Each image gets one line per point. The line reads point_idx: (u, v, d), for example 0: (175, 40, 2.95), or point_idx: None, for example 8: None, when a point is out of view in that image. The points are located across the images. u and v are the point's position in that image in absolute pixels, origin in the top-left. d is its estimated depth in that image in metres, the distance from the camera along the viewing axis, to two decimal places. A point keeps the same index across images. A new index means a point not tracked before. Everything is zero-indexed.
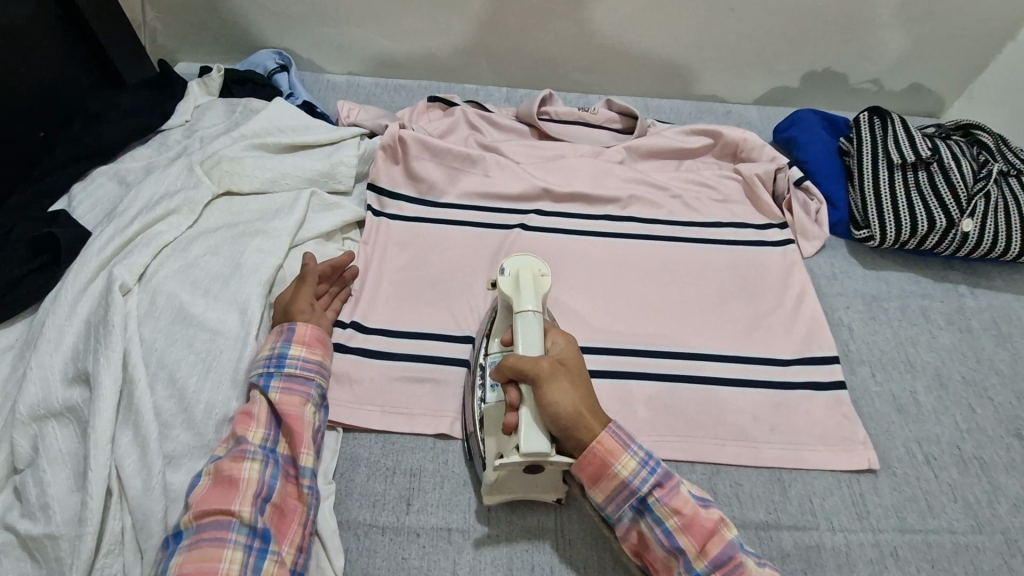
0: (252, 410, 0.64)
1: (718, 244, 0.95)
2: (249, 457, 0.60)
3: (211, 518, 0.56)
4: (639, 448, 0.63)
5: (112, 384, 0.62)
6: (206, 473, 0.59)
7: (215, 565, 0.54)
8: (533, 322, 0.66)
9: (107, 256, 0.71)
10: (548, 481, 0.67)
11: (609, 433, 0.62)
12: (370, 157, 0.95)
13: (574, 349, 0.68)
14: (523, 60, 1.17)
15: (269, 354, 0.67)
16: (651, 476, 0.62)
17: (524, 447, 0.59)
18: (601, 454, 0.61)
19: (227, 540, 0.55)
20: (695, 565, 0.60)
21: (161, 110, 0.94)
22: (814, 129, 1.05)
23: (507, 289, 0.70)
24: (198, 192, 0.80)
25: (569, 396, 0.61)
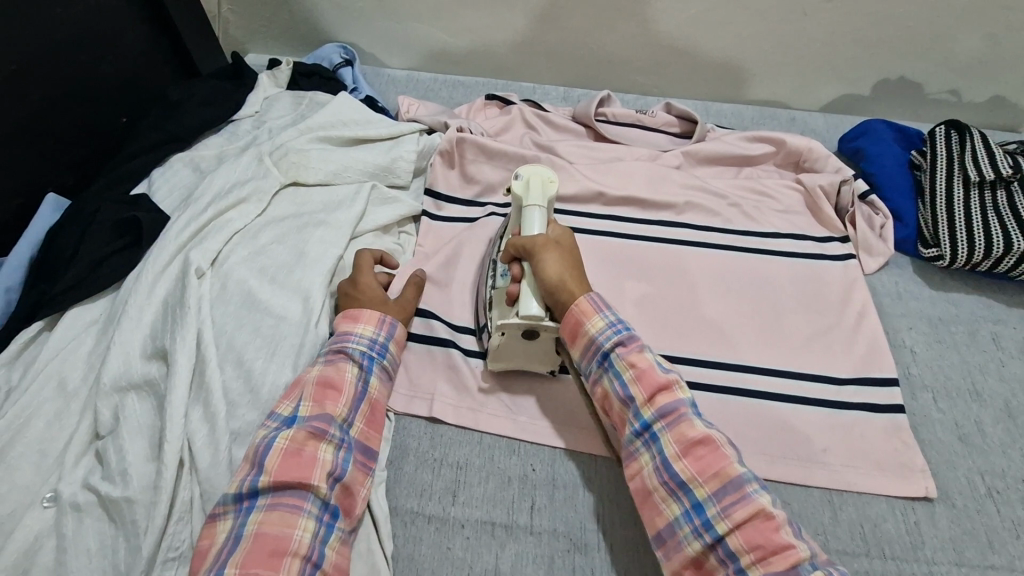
0: (342, 385, 0.66)
1: (776, 255, 0.93)
2: (327, 439, 0.62)
3: (288, 485, 0.59)
4: (616, 320, 0.68)
5: (186, 362, 0.65)
6: (285, 438, 0.61)
7: (290, 531, 0.57)
8: (536, 216, 0.75)
9: (184, 240, 0.75)
10: (542, 354, 0.74)
11: (589, 296, 0.69)
12: (428, 154, 0.97)
13: (597, 313, 0.68)
14: (583, 61, 1.16)
15: (371, 340, 0.71)
16: (618, 336, 0.67)
17: (523, 309, 0.69)
18: (579, 315, 0.69)
19: (303, 510, 0.58)
20: (696, 495, 0.59)
21: (233, 101, 0.99)
22: (884, 141, 1.01)
23: (518, 190, 0.77)
24: (267, 181, 0.84)
25: (562, 261, 0.71)
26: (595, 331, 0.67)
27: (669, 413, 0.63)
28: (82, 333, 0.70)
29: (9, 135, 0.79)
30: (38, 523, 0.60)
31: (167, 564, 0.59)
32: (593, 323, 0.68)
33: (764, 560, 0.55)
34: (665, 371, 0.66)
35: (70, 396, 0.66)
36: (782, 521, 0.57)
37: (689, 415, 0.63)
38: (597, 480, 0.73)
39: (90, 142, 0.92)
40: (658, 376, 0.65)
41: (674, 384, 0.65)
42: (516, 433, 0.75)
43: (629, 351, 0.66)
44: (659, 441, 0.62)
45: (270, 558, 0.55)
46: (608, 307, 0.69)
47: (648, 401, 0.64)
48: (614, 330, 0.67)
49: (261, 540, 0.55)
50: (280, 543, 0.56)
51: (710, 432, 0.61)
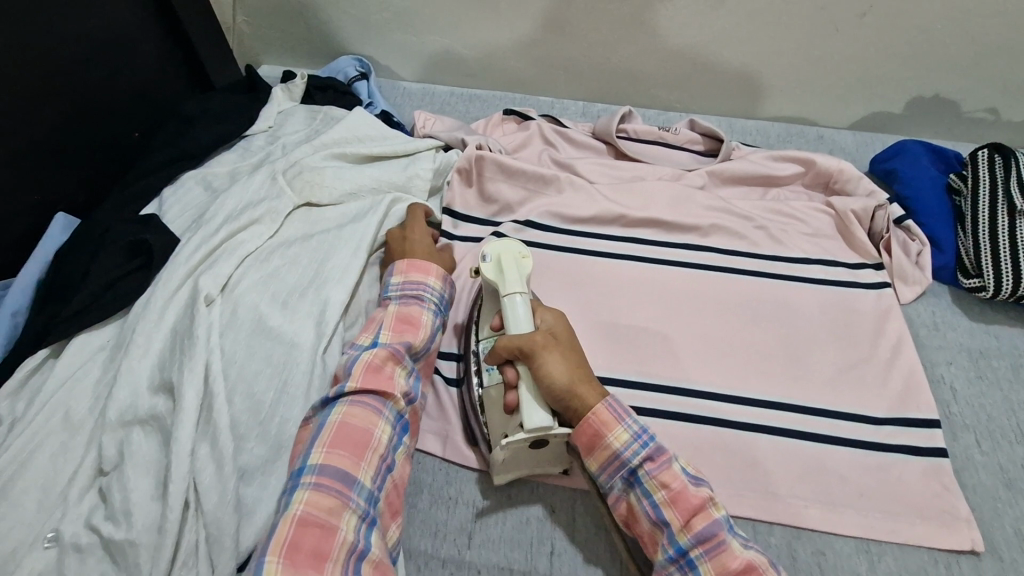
0: (418, 322, 0.69)
1: (806, 282, 0.89)
2: (403, 364, 0.65)
3: (371, 392, 0.61)
4: (641, 429, 0.62)
5: (194, 396, 0.63)
6: (338, 411, 0.59)
7: (372, 429, 0.59)
8: (520, 305, 0.69)
9: (194, 266, 0.72)
10: (553, 455, 0.67)
11: (603, 403, 0.62)
12: (444, 171, 0.94)
13: (619, 422, 0.62)
14: (603, 76, 1.13)
15: (439, 293, 0.74)
16: (644, 449, 0.61)
17: (528, 420, 0.62)
18: (598, 425, 0.62)
19: (384, 412, 0.61)
20: None
21: (247, 116, 0.96)
22: (919, 163, 0.97)
23: (491, 274, 0.71)
24: (281, 202, 0.81)
25: (562, 357, 0.65)
26: (619, 445, 0.61)
27: (709, 539, 0.56)
28: (88, 362, 0.68)
29: (18, 152, 0.77)
30: (39, 564, 0.57)
31: None
32: (616, 436, 0.61)
33: None
34: (697, 485, 0.59)
35: (74, 428, 0.64)
36: None
37: (729, 540, 0.56)
38: None
39: (101, 158, 0.90)
40: (692, 497, 0.58)
41: (709, 503, 0.58)
42: (534, 470, 0.72)
43: (659, 469, 0.60)
44: (698, 573, 0.56)
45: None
46: (630, 415, 0.62)
47: (685, 527, 0.57)
48: (640, 443, 0.61)
49: (348, 429, 0.58)
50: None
51: (753, 558, 0.55)
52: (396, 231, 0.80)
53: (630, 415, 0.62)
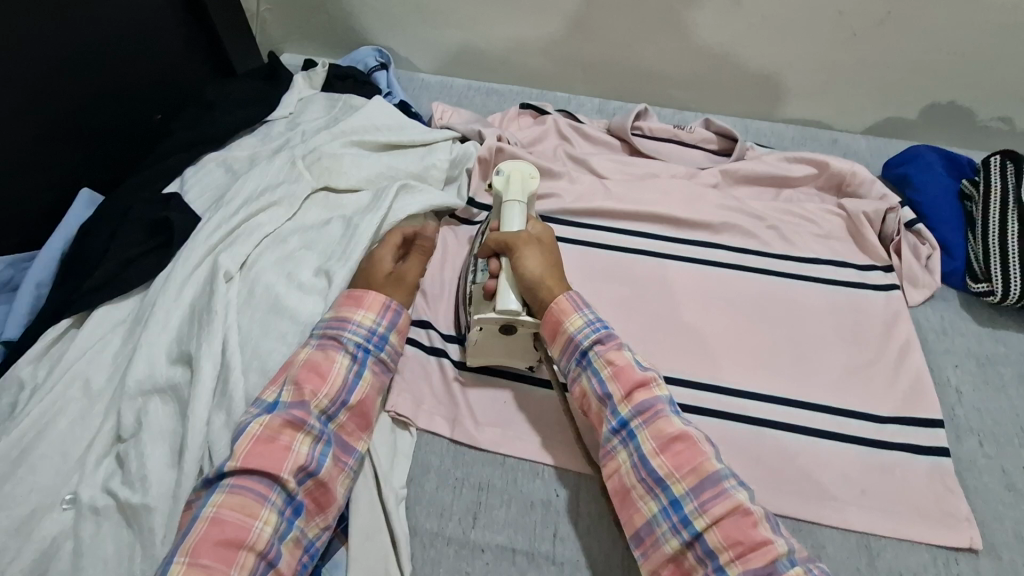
0: (328, 375, 0.64)
1: (815, 283, 0.89)
2: (304, 430, 0.60)
3: (255, 471, 0.57)
4: (596, 319, 0.68)
5: (212, 369, 0.64)
6: (259, 422, 0.60)
7: (246, 520, 0.55)
8: (516, 211, 0.76)
9: (214, 243, 0.74)
10: (523, 347, 0.73)
11: (567, 295, 0.69)
12: (462, 161, 0.94)
13: (576, 311, 0.68)
14: (619, 74, 1.14)
15: (369, 329, 0.69)
16: (596, 334, 0.67)
17: (500, 303, 0.68)
18: (558, 313, 0.68)
19: (266, 501, 0.56)
20: (674, 491, 0.59)
21: (267, 102, 0.98)
22: (931, 168, 0.98)
23: (500, 185, 0.78)
24: (300, 186, 0.83)
25: (544, 256, 0.72)
26: (574, 329, 0.67)
27: (647, 410, 0.62)
28: (109, 333, 0.70)
29: (46, 129, 0.79)
30: (57, 525, 0.59)
31: None
32: (571, 322, 0.68)
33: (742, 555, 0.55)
34: (642, 368, 0.65)
35: (93, 396, 0.65)
36: (759, 516, 0.56)
37: (666, 412, 0.62)
38: None
39: (125, 138, 0.92)
40: (636, 374, 0.64)
41: (651, 381, 0.64)
42: (540, 456, 0.73)
43: (607, 350, 0.66)
44: (636, 438, 0.62)
45: (223, 548, 0.53)
46: (586, 306, 0.69)
47: (626, 397, 0.63)
48: (592, 328, 0.67)
49: (221, 521, 0.54)
50: (237, 534, 0.54)
51: (688, 428, 0.61)
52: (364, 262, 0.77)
53: (586, 306, 0.69)
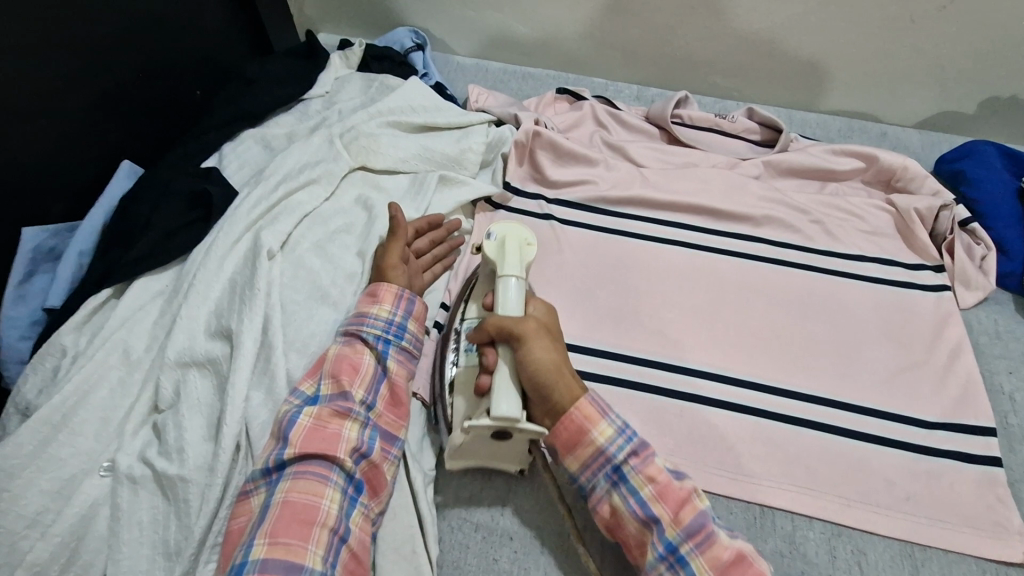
0: (359, 366, 0.64)
1: (862, 280, 0.86)
2: (352, 417, 0.61)
3: (316, 456, 0.58)
4: (625, 425, 0.61)
5: (252, 344, 0.64)
6: (309, 413, 0.59)
7: (316, 501, 0.55)
8: (513, 288, 0.66)
9: (255, 219, 0.73)
10: (513, 452, 0.66)
11: (589, 396, 0.61)
12: (498, 146, 0.94)
13: (602, 417, 0.61)
14: (660, 59, 1.11)
15: (388, 320, 0.68)
16: (630, 444, 0.60)
17: (495, 408, 0.59)
18: (582, 418, 0.60)
19: (329, 480, 0.57)
20: None
21: (304, 80, 0.98)
22: (990, 164, 0.93)
23: (494, 254, 0.69)
24: (338, 165, 0.82)
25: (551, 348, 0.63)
26: (604, 441, 0.60)
27: (641, 452, 0.59)
28: (148, 304, 0.70)
29: (90, 100, 0.80)
30: (94, 491, 0.59)
31: (214, 549, 0.58)
32: (600, 431, 0.60)
33: None
34: (682, 479, 0.59)
35: (133, 365, 0.66)
36: None
37: (717, 532, 0.56)
38: None
39: (165, 113, 0.92)
40: (680, 490, 0.58)
41: (695, 495, 0.58)
42: None
43: (643, 464, 0.59)
44: (690, 567, 0.55)
45: (300, 527, 0.54)
46: (613, 411, 0.62)
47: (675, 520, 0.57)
48: (624, 437, 0.60)
49: (292, 506, 0.54)
50: (310, 512, 0.55)
51: (741, 545, 0.56)
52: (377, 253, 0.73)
53: (613, 410, 0.62)
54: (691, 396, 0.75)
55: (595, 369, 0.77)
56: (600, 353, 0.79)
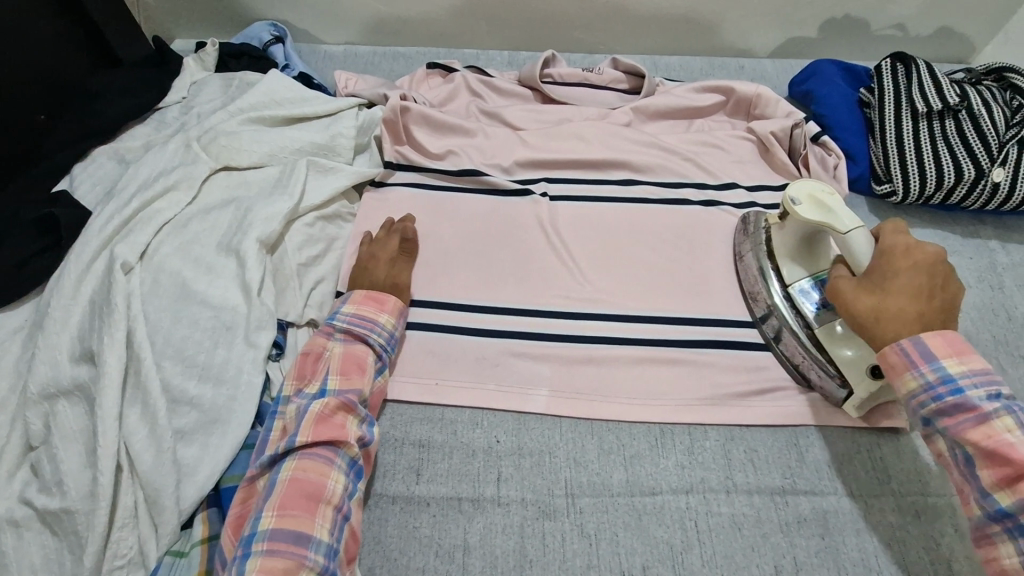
0: (366, 367, 0.68)
1: (731, 205, 0.91)
2: (357, 412, 0.64)
3: (324, 442, 0.61)
4: (946, 379, 0.58)
5: (117, 362, 0.61)
6: (322, 402, 0.63)
7: (323, 481, 0.59)
8: (862, 244, 0.66)
9: (108, 235, 0.70)
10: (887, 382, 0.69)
11: (895, 349, 0.60)
12: (370, 128, 0.94)
13: (909, 370, 0.59)
14: (524, 23, 1.12)
15: (388, 335, 0.71)
16: (947, 401, 0.57)
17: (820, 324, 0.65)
18: (887, 368, 0.61)
19: (335, 463, 0.60)
20: None
21: (157, 88, 0.94)
22: (832, 80, 1.00)
23: (818, 216, 0.70)
24: (197, 167, 0.79)
25: (916, 282, 0.61)
26: (910, 394, 0.59)
27: None
28: (8, 341, 0.66)
29: None
30: None
31: (116, 572, 0.57)
32: (903, 382, 0.60)
33: None
34: None
35: None
36: None
37: None
38: (563, 445, 0.71)
39: None
40: (1019, 454, 0.53)
41: None
42: (479, 405, 0.74)
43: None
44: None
45: (306, 503, 0.57)
46: (929, 362, 0.59)
47: (1002, 483, 0.54)
48: (934, 394, 0.58)
49: (299, 485, 0.58)
50: (316, 489, 0.58)
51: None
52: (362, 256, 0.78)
53: (926, 363, 0.59)
54: (587, 338, 0.78)
55: (493, 325, 0.79)
56: (495, 311, 0.80)
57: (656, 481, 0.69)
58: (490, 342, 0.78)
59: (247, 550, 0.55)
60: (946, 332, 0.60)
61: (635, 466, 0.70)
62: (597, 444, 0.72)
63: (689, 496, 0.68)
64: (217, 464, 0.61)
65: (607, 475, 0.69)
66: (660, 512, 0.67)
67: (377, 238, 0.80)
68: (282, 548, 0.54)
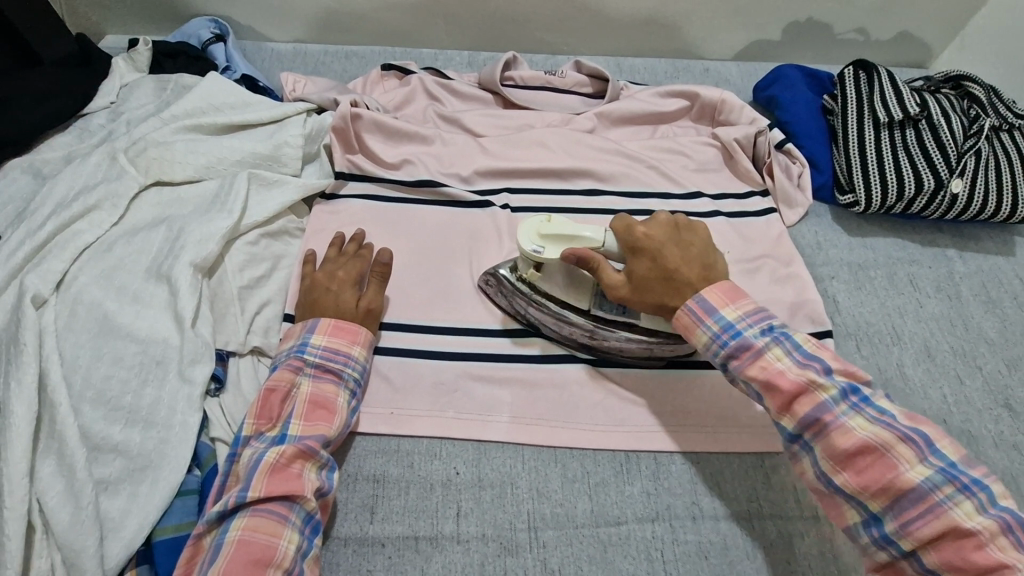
0: (335, 408, 0.63)
1: (697, 216, 0.89)
2: (316, 459, 0.59)
3: (277, 497, 0.55)
4: (724, 327, 0.63)
5: (26, 410, 0.55)
6: (278, 451, 0.57)
7: (273, 541, 0.53)
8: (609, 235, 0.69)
9: (18, 264, 0.64)
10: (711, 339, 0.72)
11: (684, 311, 0.64)
12: (318, 136, 0.88)
13: (698, 326, 0.63)
14: (483, 22, 1.07)
15: (358, 372, 0.67)
16: (727, 346, 0.62)
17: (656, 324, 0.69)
18: (681, 329, 0.65)
19: (288, 521, 0.55)
20: (869, 509, 0.55)
21: (79, 92, 0.86)
22: (796, 86, 0.99)
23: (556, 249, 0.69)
24: (122, 183, 0.73)
25: (671, 249, 0.67)
26: (701, 345, 0.63)
27: (813, 422, 0.57)
28: None
29: None
30: None
31: None
32: (697, 338, 0.64)
33: (955, 566, 0.51)
34: (800, 369, 0.59)
35: None
36: (966, 522, 0.51)
37: (845, 426, 0.56)
38: (525, 475, 0.69)
39: None
40: (788, 382, 0.59)
41: (811, 387, 0.58)
42: (437, 434, 0.70)
43: (803, 417, 0.58)
44: (813, 452, 0.58)
45: (252, 568, 0.52)
46: (713, 314, 0.63)
47: (783, 410, 0.59)
48: (720, 343, 0.62)
49: (246, 547, 0.52)
50: (265, 552, 0.53)
51: (871, 437, 0.55)
52: (320, 278, 0.72)
53: (710, 315, 0.63)
54: (549, 358, 0.75)
55: (452, 348, 0.75)
56: (455, 332, 0.76)
57: (620, 510, 0.67)
58: (449, 366, 0.74)
59: None
60: (716, 284, 0.65)
61: (599, 495, 0.68)
62: (559, 473, 0.69)
63: (654, 525, 0.66)
64: (146, 517, 0.56)
65: (571, 505, 0.67)
66: (625, 542, 0.65)
67: (328, 257, 0.75)
68: None
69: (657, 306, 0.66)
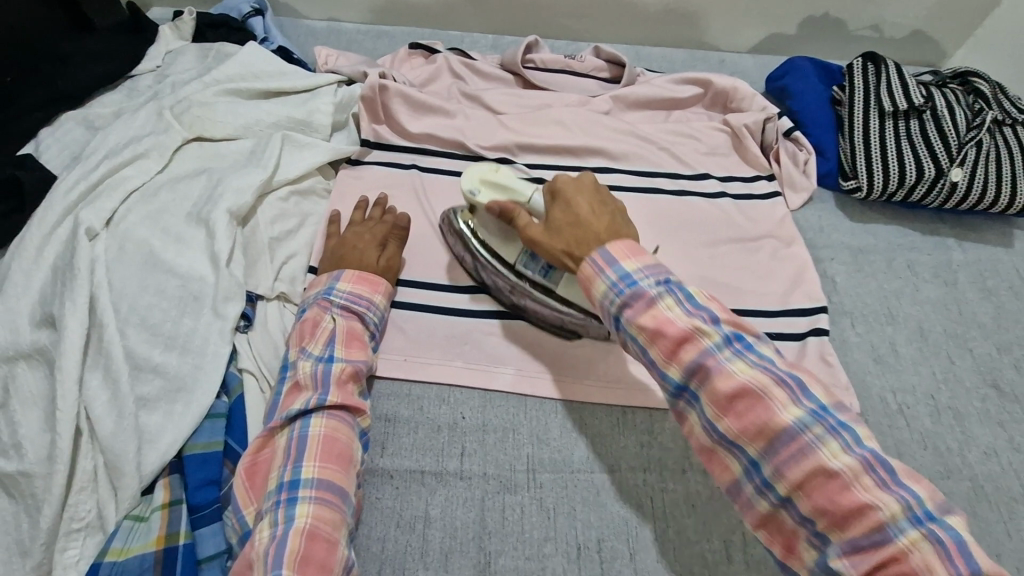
0: (365, 342, 0.69)
1: (704, 196, 0.93)
2: (362, 382, 0.66)
3: (348, 407, 0.63)
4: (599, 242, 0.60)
5: (78, 327, 0.61)
6: (342, 368, 0.64)
7: (349, 442, 0.61)
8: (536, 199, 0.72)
9: (73, 201, 0.70)
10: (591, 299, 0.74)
11: (588, 263, 0.60)
12: (348, 105, 0.93)
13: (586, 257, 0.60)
14: (508, 8, 1.12)
15: (381, 316, 0.73)
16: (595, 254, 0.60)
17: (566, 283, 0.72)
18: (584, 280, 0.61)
19: (355, 428, 0.63)
20: (675, 379, 0.55)
21: (129, 54, 0.92)
22: (807, 77, 1.02)
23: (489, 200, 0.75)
24: (168, 136, 0.79)
25: (582, 202, 0.66)
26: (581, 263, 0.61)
27: (636, 303, 0.56)
28: None
29: None
30: None
31: (73, 535, 0.57)
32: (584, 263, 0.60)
33: (759, 437, 0.51)
34: (638, 263, 0.58)
35: None
36: (767, 392, 0.51)
37: (657, 303, 0.56)
38: (527, 423, 0.73)
39: None
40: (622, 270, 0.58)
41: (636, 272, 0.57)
42: (446, 381, 0.75)
43: (636, 313, 0.56)
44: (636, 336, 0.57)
45: (339, 459, 0.59)
46: (614, 264, 0.59)
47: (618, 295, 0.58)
48: (616, 292, 0.57)
49: (334, 442, 0.59)
50: (346, 449, 0.60)
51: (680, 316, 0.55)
52: (346, 236, 0.77)
53: (610, 266, 0.58)
54: None
55: (465, 304, 0.80)
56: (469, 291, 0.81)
57: (614, 458, 0.71)
58: (460, 321, 0.79)
59: (293, 496, 0.55)
60: (623, 240, 0.61)
61: (596, 444, 0.72)
62: (559, 423, 0.73)
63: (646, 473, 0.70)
64: (179, 433, 0.61)
65: (568, 452, 0.71)
66: (617, 489, 0.69)
67: (355, 220, 0.80)
68: (327, 496, 0.56)
69: (565, 251, 0.65)
